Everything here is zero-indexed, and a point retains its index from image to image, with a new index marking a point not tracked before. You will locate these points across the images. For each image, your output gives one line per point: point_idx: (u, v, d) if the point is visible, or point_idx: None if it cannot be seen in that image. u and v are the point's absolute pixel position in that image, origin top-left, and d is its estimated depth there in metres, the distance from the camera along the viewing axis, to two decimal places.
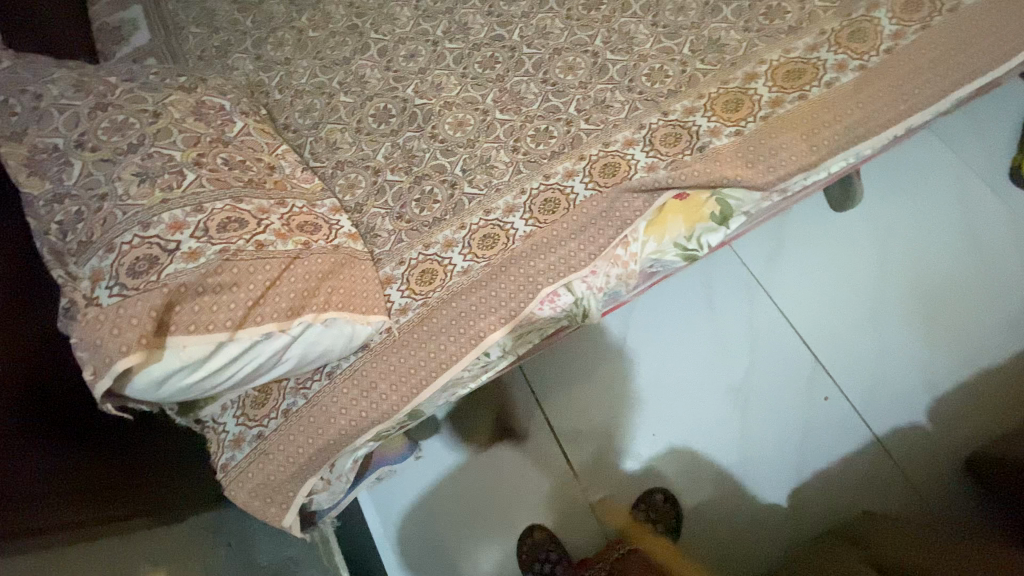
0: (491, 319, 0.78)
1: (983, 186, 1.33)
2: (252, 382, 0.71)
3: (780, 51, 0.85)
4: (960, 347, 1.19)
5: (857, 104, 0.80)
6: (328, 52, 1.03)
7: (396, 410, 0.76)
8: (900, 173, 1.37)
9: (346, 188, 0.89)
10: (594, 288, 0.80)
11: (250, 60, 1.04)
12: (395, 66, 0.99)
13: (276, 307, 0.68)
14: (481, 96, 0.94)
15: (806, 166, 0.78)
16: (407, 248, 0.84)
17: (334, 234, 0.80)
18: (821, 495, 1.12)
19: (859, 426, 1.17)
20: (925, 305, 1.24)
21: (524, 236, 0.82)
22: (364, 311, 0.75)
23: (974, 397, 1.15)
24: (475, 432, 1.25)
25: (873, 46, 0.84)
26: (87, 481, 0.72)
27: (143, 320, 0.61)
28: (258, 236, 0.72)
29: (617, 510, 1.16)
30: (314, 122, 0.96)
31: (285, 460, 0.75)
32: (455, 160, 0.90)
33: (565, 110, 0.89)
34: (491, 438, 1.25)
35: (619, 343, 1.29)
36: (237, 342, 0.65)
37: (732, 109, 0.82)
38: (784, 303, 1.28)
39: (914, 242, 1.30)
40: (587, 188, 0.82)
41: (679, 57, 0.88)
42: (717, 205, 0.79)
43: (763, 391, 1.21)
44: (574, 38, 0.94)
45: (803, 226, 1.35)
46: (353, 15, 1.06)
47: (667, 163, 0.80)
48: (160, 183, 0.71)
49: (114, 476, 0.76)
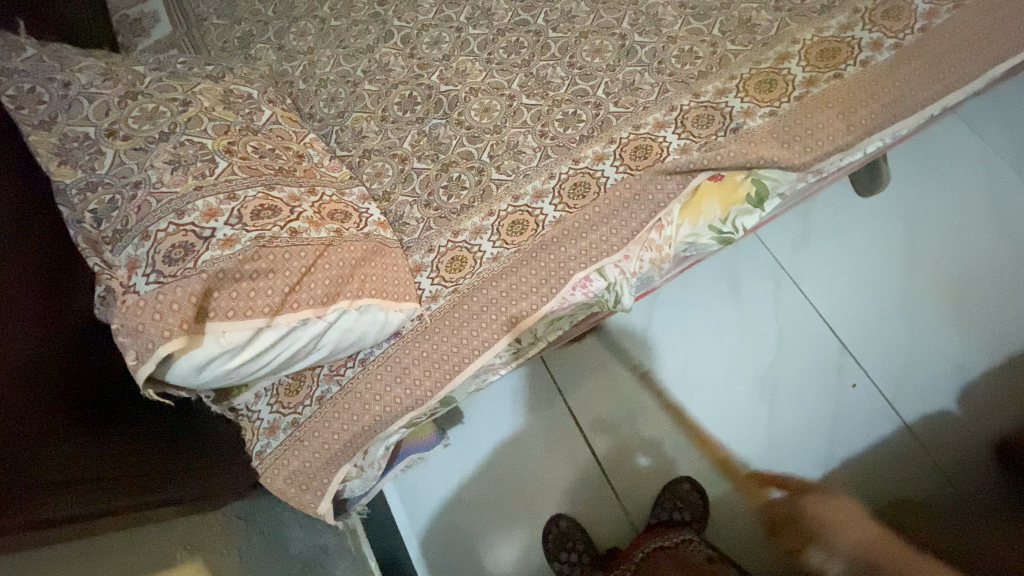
0: (524, 304, 0.77)
1: (1012, 169, 1.30)
2: (288, 369, 0.71)
3: (813, 30, 0.83)
4: (993, 332, 1.17)
5: (894, 82, 0.79)
6: (351, 40, 1.02)
7: (429, 396, 0.76)
8: (926, 158, 1.35)
9: (373, 177, 0.89)
10: (628, 272, 0.79)
11: (273, 50, 1.04)
12: (419, 53, 0.98)
13: (312, 293, 0.68)
14: (507, 81, 0.93)
15: (842, 146, 0.77)
16: (436, 236, 0.84)
17: (365, 222, 0.80)
18: (850, 483, 1.11)
19: (888, 413, 1.15)
20: (954, 290, 1.22)
21: (554, 221, 0.81)
22: (397, 298, 0.75)
23: (1007, 382, 1.13)
24: (499, 423, 1.25)
25: (909, 24, 0.82)
26: (134, 465, 0.71)
27: (185, 305, 0.61)
28: (291, 222, 0.72)
29: (642, 500, 1.16)
30: (339, 110, 0.95)
31: (320, 447, 0.75)
32: (481, 146, 0.89)
33: (593, 93, 0.88)
34: (515, 429, 1.24)
35: (642, 333, 1.28)
36: (274, 328, 0.65)
37: (765, 89, 0.80)
38: (810, 290, 1.27)
39: (941, 227, 1.28)
40: (618, 171, 0.81)
41: (709, 38, 0.87)
42: (752, 187, 0.77)
43: (790, 379, 1.20)
44: (600, 22, 0.93)
45: (829, 213, 1.33)
46: (375, 3, 1.06)
47: (700, 144, 0.79)
48: (194, 170, 0.71)
49: (159, 462, 0.76)
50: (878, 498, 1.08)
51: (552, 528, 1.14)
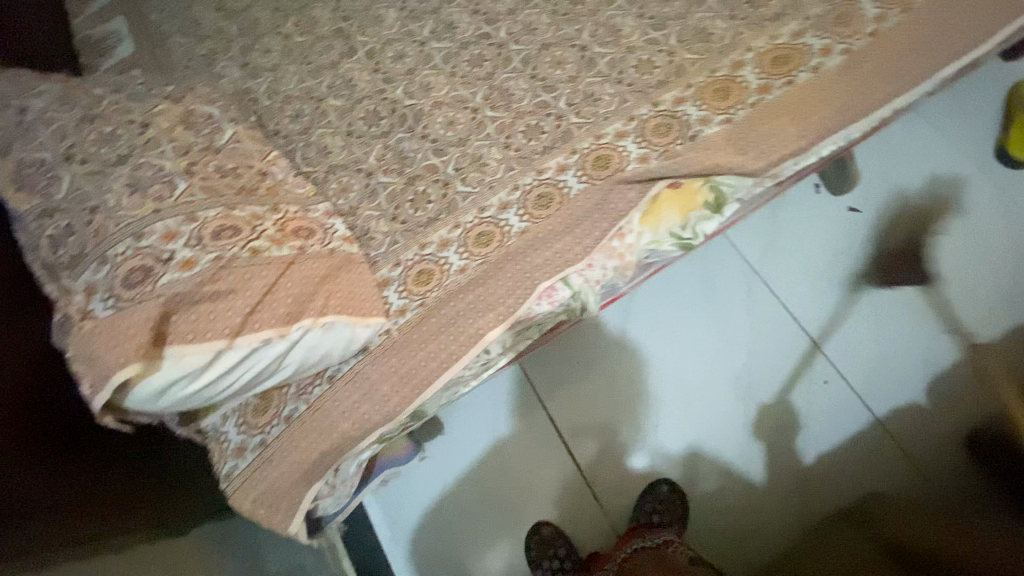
0: (489, 316, 0.78)
1: (971, 166, 1.34)
2: (253, 389, 0.71)
3: (766, 38, 0.85)
4: (959, 324, 1.20)
5: (844, 88, 0.80)
6: (316, 56, 1.03)
7: (399, 411, 0.76)
8: (888, 156, 1.38)
9: (339, 192, 0.89)
10: (591, 280, 0.80)
11: (237, 68, 1.04)
12: (383, 67, 0.99)
13: (274, 312, 0.68)
14: (470, 94, 0.94)
15: (795, 151, 0.79)
16: (403, 249, 0.84)
17: (330, 238, 0.79)
18: (825, 478, 1.12)
19: (859, 408, 1.17)
20: (919, 285, 1.24)
21: (520, 232, 0.82)
22: (364, 313, 0.74)
23: (971, 374, 1.16)
24: (480, 432, 1.26)
25: (859, 28, 0.83)
26: (77, 499, 0.68)
27: (140, 331, 0.61)
28: (252, 242, 0.72)
29: (623, 504, 1.17)
30: (304, 127, 0.95)
31: (289, 467, 0.75)
32: (447, 159, 0.89)
33: (555, 104, 0.89)
34: (496, 436, 1.25)
35: (619, 336, 1.30)
36: (235, 350, 0.65)
37: (721, 96, 0.82)
38: (782, 289, 1.29)
39: (906, 223, 1.30)
40: (580, 181, 0.82)
41: (666, 48, 0.88)
42: (710, 193, 0.78)
43: (764, 377, 1.22)
44: (561, 33, 0.94)
45: (797, 212, 1.36)
46: (339, 19, 1.06)
47: (659, 153, 0.80)
48: (151, 193, 0.71)
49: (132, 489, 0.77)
50: (851, 492, 1.10)
51: (535, 535, 1.14)
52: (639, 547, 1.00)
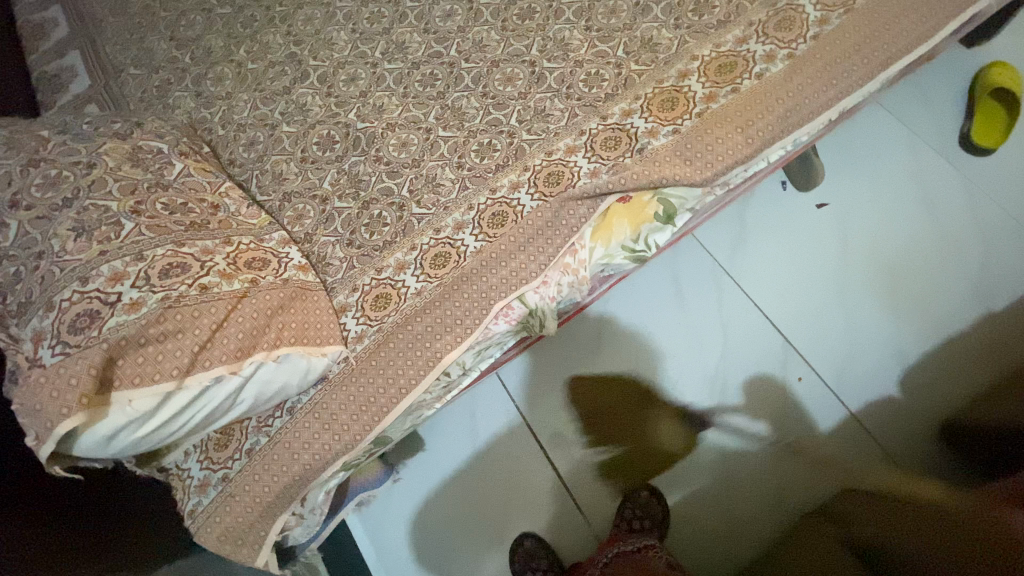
0: (448, 338, 0.77)
1: (935, 156, 1.34)
2: (210, 426, 0.71)
3: (711, 46, 0.85)
4: (929, 314, 1.21)
5: (789, 92, 0.79)
6: (269, 83, 1.02)
7: (359, 440, 0.75)
8: (854, 149, 1.38)
9: (294, 220, 0.89)
10: (547, 297, 0.80)
11: (191, 98, 1.03)
12: (336, 91, 0.99)
13: (224, 349, 0.68)
14: (423, 114, 0.93)
15: (743, 159, 0.78)
16: (360, 274, 0.83)
17: (284, 267, 0.80)
18: (802, 475, 1.13)
19: (833, 402, 1.18)
20: (889, 276, 1.25)
21: (475, 251, 0.81)
22: (320, 343, 0.75)
23: (942, 363, 1.17)
24: (459, 445, 1.27)
25: (801, 33, 0.83)
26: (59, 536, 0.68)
27: (83, 379, 0.60)
28: (201, 278, 0.71)
29: (604, 510, 1.17)
30: (258, 155, 0.95)
31: (251, 501, 0.75)
32: (401, 181, 0.89)
33: (506, 122, 0.89)
34: (474, 448, 1.26)
35: (593, 342, 1.30)
36: (186, 389, 0.65)
37: (668, 107, 0.82)
38: (752, 286, 1.30)
39: (873, 215, 1.31)
40: (534, 199, 0.82)
41: (614, 60, 0.89)
42: (660, 206, 0.79)
43: (738, 376, 1.22)
44: (510, 49, 0.95)
45: (765, 209, 1.36)
46: (291, 44, 1.06)
47: (609, 167, 0.81)
48: (98, 235, 0.70)
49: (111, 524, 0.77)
50: (827, 487, 1.11)
51: (518, 546, 1.14)
52: (620, 551, 1.00)
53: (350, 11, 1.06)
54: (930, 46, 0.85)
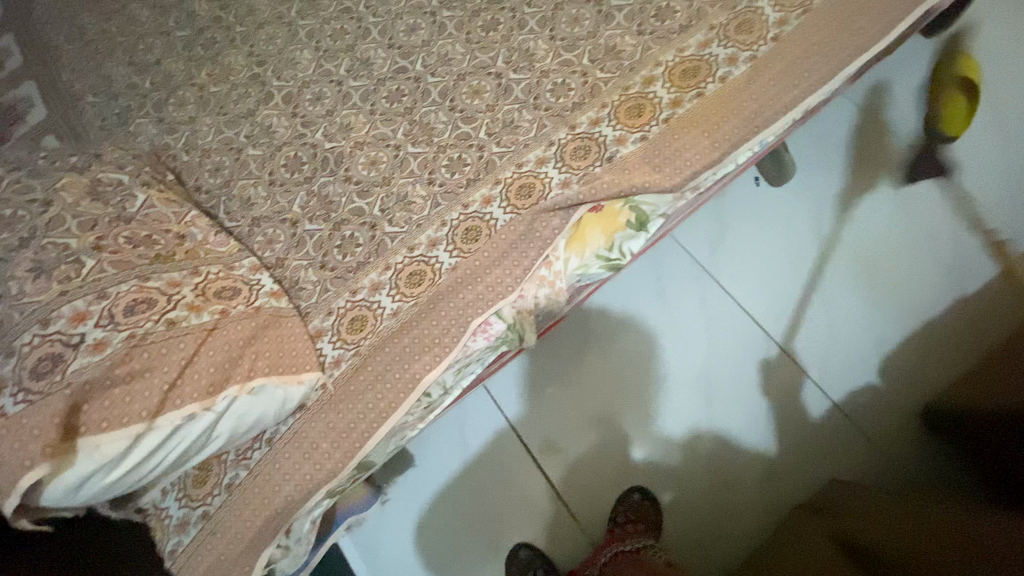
0: (426, 359, 0.76)
1: (901, 145, 1.36)
2: (186, 465, 0.69)
3: (674, 51, 0.85)
4: (905, 301, 1.22)
5: (753, 94, 0.80)
6: (232, 106, 1.00)
7: (341, 468, 0.74)
8: (823, 141, 1.40)
9: (265, 245, 0.87)
10: (525, 310, 0.79)
11: (153, 124, 1.01)
12: (301, 111, 0.97)
13: (195, 385, 0.67)
14: (391, 131, 0.92)
15: (712, 163, 0.78)
16: (334, 297, 0.82)
17: (256, 295, 0.78)
18: (791, 467, 1.14)
19: (817, 393, 1.19)
20: (863, 266, 1.27)
21: (451, 268, 0.81)
22: (295, 371, 0.73)
23: (920, 349, 1.18)
24: (448, 457, 1.26)
25: (761, 35, 0.83)
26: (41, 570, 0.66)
27: (47, 429, 0.59)
28: (168, 313, 0.70)
29: (598, 515, 1.17)
30: (225, 180, 0.93)
31: (233, 537, 0.73)
32: (372, 200, 0.88)
33: (476, 135, 0.89)
34: (464, 460, 1.25)
35: (579, 346, 1.30)
36: (156, 431, 0.63)
37: (635, 114, 0.82)
38: (732, 283, 1.30)
39: (845, 206, 1.32)
40: (506, 212, 0.82)
41: (580, 68, 0.89)
42: (631, 213, 0.79)
43: (723, 373, 1.23)
44: (476, 62, 0.94)
45: (740, 205, 1.37)
46: (254, 64, 1.04)
47: (579, 176, 0.81)
48: (58, 275, 0.68)
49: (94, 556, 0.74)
50: (816, 479, 1.12)
51: (513, 557, 1.14)
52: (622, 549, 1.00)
53: (313, 29, 1.05)
54: (890, 41, 0.86)
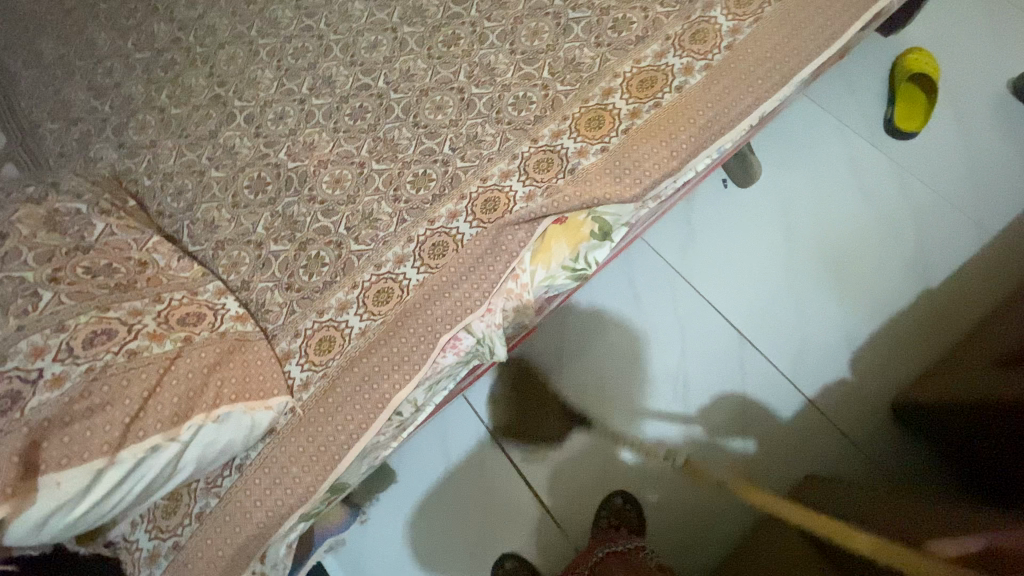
0: (395, 378, 0.76)
1: (864, 142, 1.39)
2: (152, 498, 0.68)
3: (631, 62, 0.87)
4: (873, 295, 1.24)
5: (708, 103, 0.81)
6: (193, 128, 1.00)
7: (313, 490, 0.73)
8: (789, 141, 1.42)
9: (230, 268, 0.86)
10: (494, 324, 0.78)
11: (114, 149, 1.00)
12: (264, 131, 0.97)
13: (158, 416, 0.66)
14: (356, 148, 0.92)
15: (670, 172, 0.79)
16: (301, 318, 0.81)
17: (221, 319, 0.77)
18: (768, 465, 1.15)
19: (791, 390, 1.21)
20: (831, 263, 1.29)
21: (418, 284, 0.81)
22: (262, 396, 0.73)
23: (889, 342, 1.20)
24: (431, 470, 1.25)
25: (715, 44, 0.85)
26: None
27: (5, 466, 0.58)
28: (128, 343, 0.69)
29: (581, 522, 1.17)
30: (188, 203, 0.92)
31: (205, 567, 0.73)
32: (337, 219, 0.87)
33: (440, 150, 0.89)
34: (446, 472, 1.25)
35: (557, 352, 1.30)
36: (118, 465, 0.62)
37: (595, 126, 0.84)
38: (705, 284, 1.32)
39: (811, 204, 1.35)
40: (472, 226, 0.82)
41: (540, 81, 0.89)
42: (595, 223, 0.79)
43: (699, 373, 1.24)
44: (438, 77, 0.95)
45: (710, 206, 1.39)
46: (215, 85, 1.03)
47: (543, 189, 0.81)
48: (14, 310, 0.68)
49: None
50: (794, 475, 1.14)
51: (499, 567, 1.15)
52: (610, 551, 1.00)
53: (274, 48, 1.05)
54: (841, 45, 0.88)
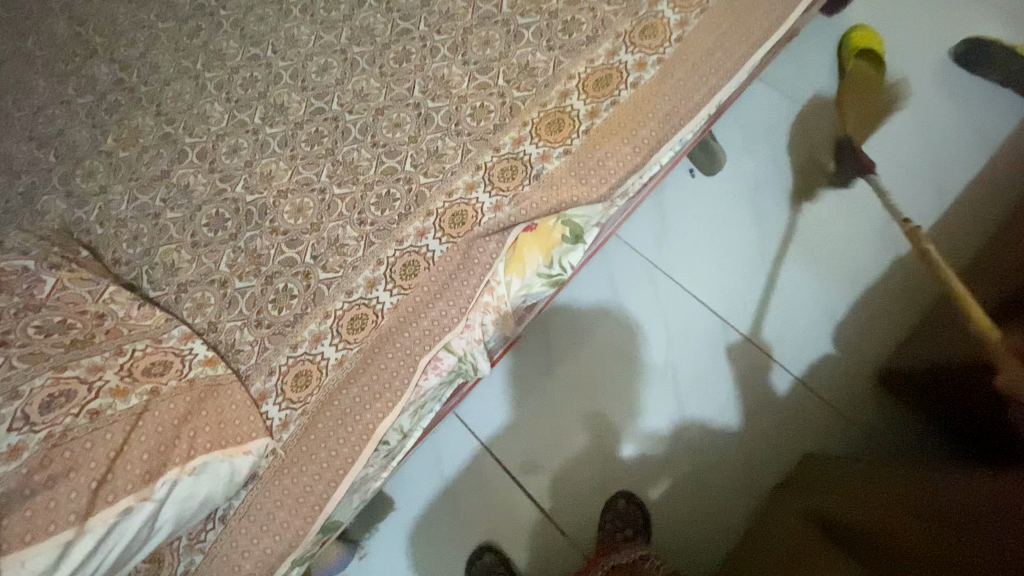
0: (378, 407, 0.73)
1: (821, 120, 1.41)
2: (130, 563, 0.63)
3: (585, 63, 0.87)
4: (847, 268, 1.26)
5: (664, 97, 0.81)
6: (144, 169, 0.96)
7: (303, 534, 0.71)
8: (748, 126, 1.43)
9: (195, 310, 0.83)
10: (473, 340, 0.77)
11: (61, 199, 0.95)
12: (219, 166, 0.94)
13: (128, 477, 0.63)
14: (315, 174, 0.90)
15: (635, 167, 0.79)
16: (274, 355, 0.78)
17: (189, 365, 0.74)
18: (766, 448, 1.15)
19: (779, 371, 1.21)
20: (802, 242, 1.30)
21: (393, 307, 0.78)
22: (240, 441, 0.70)
23: (869, 313, 1.22)
24: (427, 486, 1.23)
25: (665, 38, 0.85)
26: None
27: None
28: (90, 404, 0.66)
29: (587, 527, 1.15)
30: (145, 248, 0.89)
31: None
32: (303, 248, 0.85)
33: (402, 168, 0.87)
34: (443, 486, 1.22)
35: (544, 359, 1.29)
36: (89, 534, 0.59)
37: (556, 129, 0.83)
38: (683, 275, 1.32)
39: (777, 186, 1.36)
40: (442, 243, 0.80)
41: (496, 90, 0.88)
42: (565, 227, 0.78)
43: (687, 364, 1.24)
44: (393, 95, 0.93)
45: (679, 197, 1.40)
46: (163, 123, 1.00)
47: (510, 198, 0.80)
48: None
49: None
50: (791, 454, 1.14)
51: (476, 563, 1.14)
52: (614, 565, 0.96)
53: (221, 80, 1.02)
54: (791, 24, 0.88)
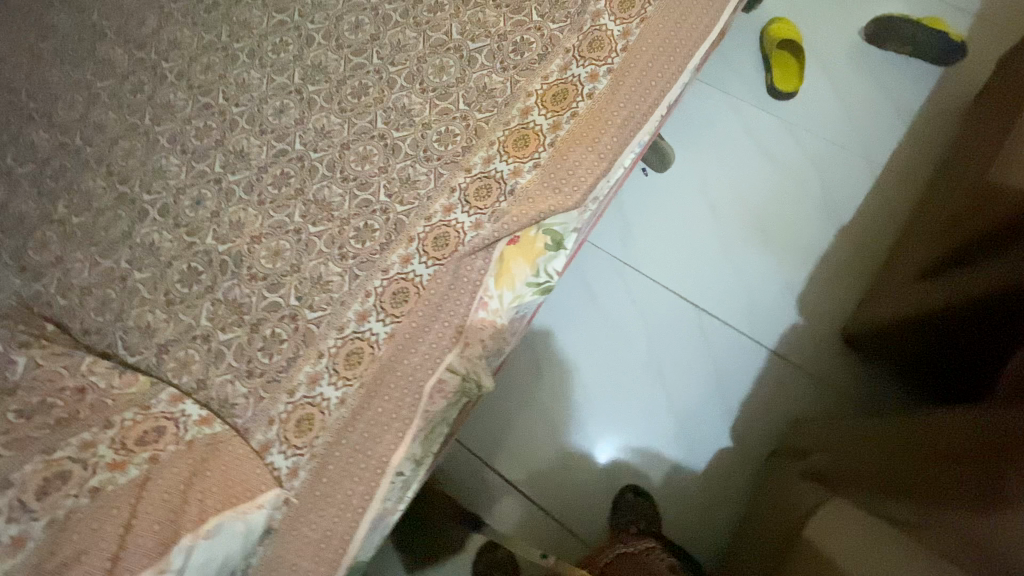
0: (388, 439, 0.73)
1: (755, 108, 1.50)
2: None
3: (540, 80, 0.91)
4: (799, 243, 1.35)
5: (618, 104, 0.86)
6: (103, 233, 0.92)
7: None
8: (690, 122, 1.52)
9: (180, 369, 0.80)
10: (475, 357, 0.75)
11: (15, 275, 0.91)
12: (183, 219, 0.91)
13: (141, 553, 0.61)
14: (288, 216, 0.89)
15: (603, 173, 0.82)
16: (272, 404, 0.77)
17: (184, 427, 0.73)
18: (753, 422, 1.21)
19: (754, 347, 1.28)
20: (756, 223, 1.39)
21: (387, 337, 0.79)
22: (251, 496, 0.68)
23: (825, 281, 1.31)
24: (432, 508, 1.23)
25: (611, 49, 0.90)
26: None
27: None
28: (88, 481, 0.66)
29: (597, 525, 1.18)
30: (116, 314, 0.85)
31: None
32: (285, 291, 0.84)
33: (376, 200, 0.88)
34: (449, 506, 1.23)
35: (532, 369, 1.31)
36: None
37: (522, 144, 0.87)
38: (652, 269, 1.38)
39: (726, 175, 1.44)
40: (429, 266, 0.82)
41: (459, 114, 0.91)
42: (546, 236, 0.80)
43: (668, 353, 1.29)
44: (355, 129, 0.94)
45: (638, 196, 1.46)
46: (116, 183, 0.97)
47: (489, 215, 0.83)
48: None
49: None
50: (777, 423, 1.21)
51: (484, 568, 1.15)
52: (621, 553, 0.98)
53: (174, 133, 1.00)
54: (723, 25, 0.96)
